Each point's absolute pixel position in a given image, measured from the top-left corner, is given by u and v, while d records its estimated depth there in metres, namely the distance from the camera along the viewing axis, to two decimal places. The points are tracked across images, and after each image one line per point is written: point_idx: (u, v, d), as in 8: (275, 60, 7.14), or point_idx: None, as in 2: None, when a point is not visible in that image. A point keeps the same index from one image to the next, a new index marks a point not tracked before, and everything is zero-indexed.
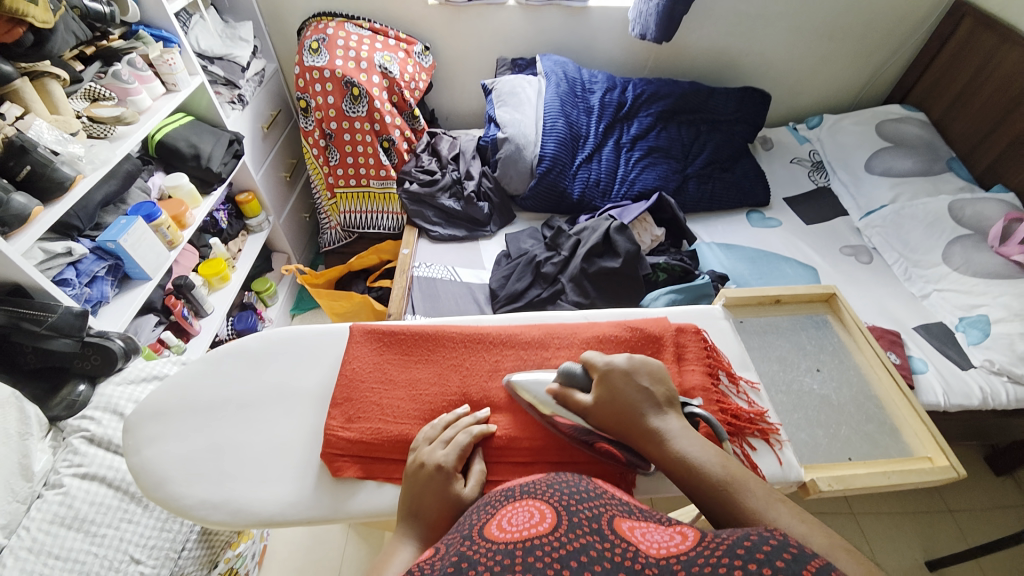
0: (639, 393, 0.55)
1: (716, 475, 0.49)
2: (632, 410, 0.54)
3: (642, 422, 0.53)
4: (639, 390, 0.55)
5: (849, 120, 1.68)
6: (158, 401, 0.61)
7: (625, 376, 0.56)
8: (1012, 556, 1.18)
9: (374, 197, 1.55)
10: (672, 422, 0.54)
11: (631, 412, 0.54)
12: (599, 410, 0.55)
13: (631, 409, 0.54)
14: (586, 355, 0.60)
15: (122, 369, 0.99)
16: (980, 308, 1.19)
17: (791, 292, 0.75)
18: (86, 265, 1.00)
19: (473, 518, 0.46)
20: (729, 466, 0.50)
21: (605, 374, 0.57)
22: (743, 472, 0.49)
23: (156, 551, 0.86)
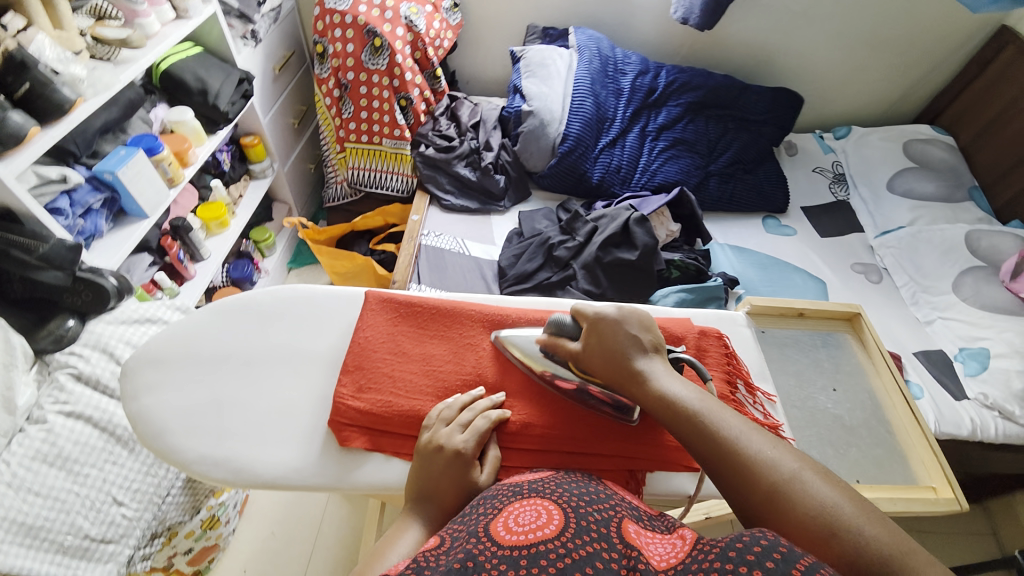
0: (626, 340, 0.56)
1: (695, 411, 0.51)
2: (619, 353, 0.55)
3: (629, 364, 0.55)
4: (628, 335, 0.56)
5: (878, 134, 1.64)
6: (157, 348, 0.58)
7: (616, 323, 0.57)
8: None
9: (386, 156, 1.48)
10: (657, 365, 0.55)
11: (619, 355, 0.55)
12: (587, 354, 0.57)
13: (618, 353, 0.55)
14: (578, 304, 0.60)
15: (115, 308, 0.95)
16: (982, 340, 1.20)
17: (815, 306, 0.74)
18: (80, 195, 0.95)
19: (478, 513, 0.44)
20: (707, 402, 0.52)
21: (595, 319, 0.58)
22: (720, 406, 0.52)
23: (139, 494, 0.84)
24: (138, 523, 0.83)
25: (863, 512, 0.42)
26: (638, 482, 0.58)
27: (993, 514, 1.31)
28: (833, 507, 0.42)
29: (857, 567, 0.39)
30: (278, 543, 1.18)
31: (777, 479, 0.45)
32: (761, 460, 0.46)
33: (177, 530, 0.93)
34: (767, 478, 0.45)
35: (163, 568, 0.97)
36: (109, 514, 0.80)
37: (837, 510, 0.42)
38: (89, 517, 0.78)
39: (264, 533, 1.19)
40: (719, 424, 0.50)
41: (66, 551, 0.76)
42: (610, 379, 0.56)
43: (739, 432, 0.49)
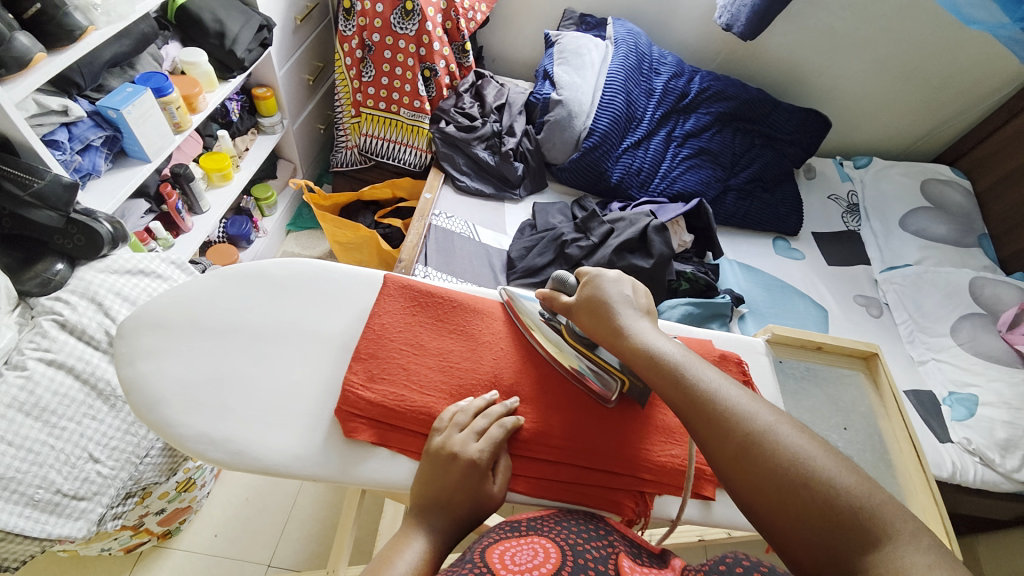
0: (619, 297, 0.56)
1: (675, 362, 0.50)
2: (610, 311, 0.56)
3: (616, 317, 0.55)
4: (620, 295, 0.57)
5: (898, 169, 1.63)
6: (158, 311, 0.54)
7: (612, 283, 0.58)
8: None
9: (402, 127, 1.43)
10: (645, 321, 0.55)
11: (608, 311, 0.56)
12: (580, 310, 0.57)
13: (608, 309, 0.56)
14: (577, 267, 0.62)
15: (107, 256, 0.91)
16: (971, 387, 1.21)
17: (835, 342, 0.74)
18: (80, 130, 0.90)
19: (474, 543, 0.42)
20: (690, 356, 0.51)
21: (593, 279, 0.58)
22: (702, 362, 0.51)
23: (116, 452, 0.80)
24: (112, 482, 0.80)
25: (835, 462, 0.42)
26: (647, 506, 0.56)
27: None
28: (804, 456, 0.42)
29: (824, 516, 0.39)
30: (252, 511, 1.16)
31: (752, 429, 0.44)
32: (735, 407, 0.46)
33: (151, 490, 0.90)
34: (741, 425, 0.44)
35: (133, 526, 0.94)
36: (83, 470, 0.77)
37: (807, 459, 0.42)
38: (62, 471, 0.75)
39: (238, 500, 1.17)
40: (698, 376, 0.49)
41: (38, 504, 0.73)
42: (597, 335, 0.56)
43: (718, 383, 0.48)
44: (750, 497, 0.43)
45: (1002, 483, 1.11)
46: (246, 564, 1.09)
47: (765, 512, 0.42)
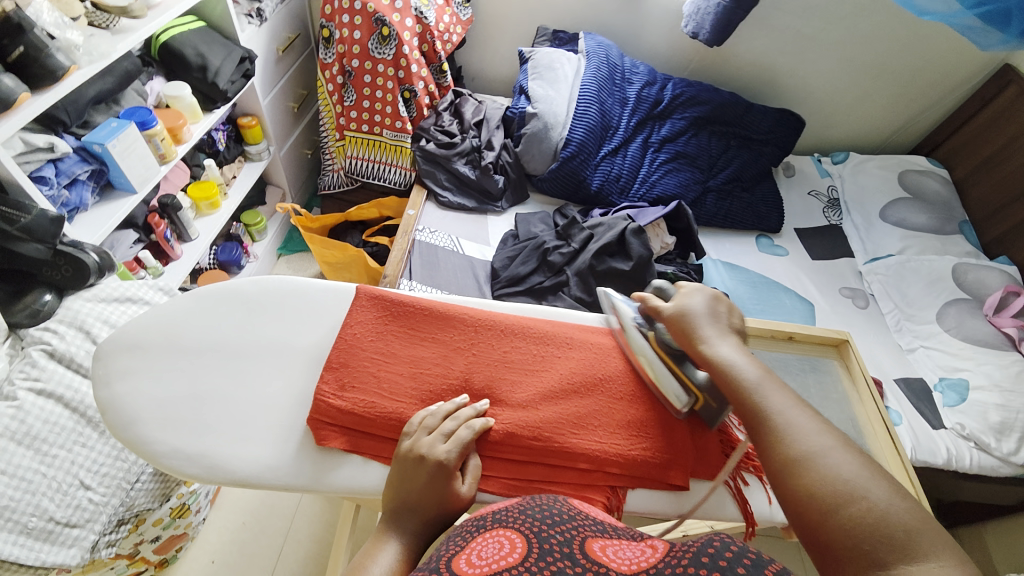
0: (709, 311, 0.58)
1: (750, 378, 0.52)
2: (701, 325, 0.56)
3: (702, 331, 0.56)
4: (710, 311, 0.58)
5: (875, 162, 1.66)
6: (135, 333, 0.56)
7: (708, 301, 0.59)
8: None
9: (385, 148, 1.47)
10: (734, 338, 0.56)
11: (698, 325, 0.57)
12: (670, 319, 0.58)
13: (699, 322, 0.57)
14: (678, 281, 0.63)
15: (95, 285, 0.93)
16: (961, 372, 1.21)
17: (804, 331, 0.79)
18: (67, 165, 0.94)
19: (441, 549, 0.42)
20: (769, 375, 0.52)
21: (689, 292, 0.60)
22: (779, 385, 0.52)
23: (107, 478, 0.81)
24: (104, 509, 0.81)
25: (890, 496, 0.42)
26: (619, 499, 0.57)
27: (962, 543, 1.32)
28: (855, 483, 0.43)
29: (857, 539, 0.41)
30: (249, 534, 1.16)
31: (808, 449, 0.46)
32: (804, 429, 0.47)
33: (144, 517, 0.90)
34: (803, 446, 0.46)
35: (128, 555, 0.94)
36: (75, 497, 0.78)
37: (857, 487, 0.43)
38: (55, 499, 0.76)
39: (235, 524, 1.17)
40: (771, 394, 0.50)
41: (31, 532, 0.74)
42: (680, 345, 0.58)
43: (792, 405, 0.49)
44: (790, 506, 0.45)
45: (1001, 467, 1.11)
46: None
47: (801, 525, 0.44)
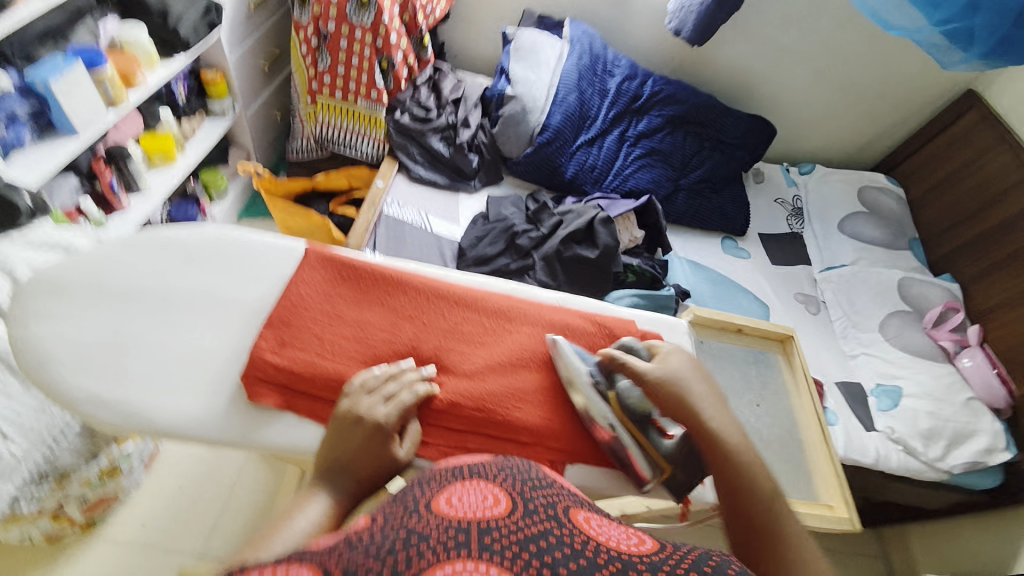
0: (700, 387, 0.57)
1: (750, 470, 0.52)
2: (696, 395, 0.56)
3: (695, 400, 0.56)
4: (700, 380, 0.58)
5: (838, 176, 1.71)
6: (57, 273, 0.56)
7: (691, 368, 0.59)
8: None
9: (359, 118, 1.42)
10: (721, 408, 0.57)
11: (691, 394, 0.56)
12: (664, 385, 0.56)
13: (693, 391, 0.56)
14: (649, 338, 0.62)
15: (28, 227, 0.88)
16: (896, 379, 1.28)
17: (753, 325, 0.84)
18: (6, 100, 0.89)
19: (414, 492, 0.37)
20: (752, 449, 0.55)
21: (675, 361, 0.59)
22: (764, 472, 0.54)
23: (28, 432, 0.77)
24: (25, 462, 0.77)
25: None
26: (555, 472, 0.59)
27: (884, 538, 1.41)
28: None
29: None
30: (187, 500, 1.12)
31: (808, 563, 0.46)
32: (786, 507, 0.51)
33: (69, 475, 0.85)
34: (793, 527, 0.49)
35: (52, 514, 0.89)
36: None
37: None
38: None
39: (172, 488, 1.13)
40: (761, 472, 0.53)
41: None
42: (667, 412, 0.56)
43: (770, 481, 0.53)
44: None
45: (926, 471, 1.17)
46: (177, 554, 1.05)
47: None
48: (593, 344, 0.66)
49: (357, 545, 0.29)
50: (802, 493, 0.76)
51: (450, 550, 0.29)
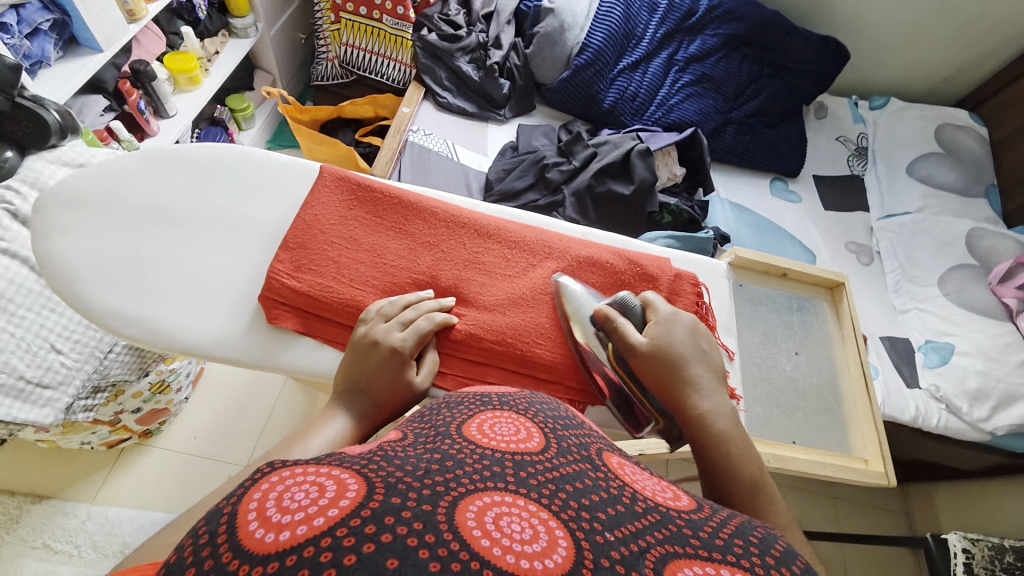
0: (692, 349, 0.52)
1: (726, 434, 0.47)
2: (689, 363, 0.51)
3: (686, 371, 0.51)
4: (700, 348, 0.53)
5: (914, 111, 1.50)
6: (74, 188, 0.56)
7: (690, 332, 0.54)
8: (884, 557, 1.28)
9: (384, 37, 1.33)
10: (716, 383, 0.52)
11: (684, 361, 0.51)
12: (653, 353, 0.52)
13: (685, 360, 0.51)
14: (648, 296, 0.57)
15: (58, 147, 0.88)
16: (949, 336, 1.18)
17: (800, 270, 0.81)
18: (28, 12, 0.85)
19: (445, 414, 0.36)
20: (742, 429, 0.48)
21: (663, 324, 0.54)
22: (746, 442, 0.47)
23: (79, 346, 0.81)
24: (77, 373, 0.81)
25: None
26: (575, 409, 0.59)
27: (910, 496, 1.38)
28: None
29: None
30: (230, 418, 1.20)
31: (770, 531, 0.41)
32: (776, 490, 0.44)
33: (122, 388, 0.91)
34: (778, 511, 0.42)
35: (110, 422, 0.97)
36: (46, 360, 0.78)
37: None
38: (24, 358, 0.76)
39: (216, 407, 1.21)
40: (750, 453, 0.46)
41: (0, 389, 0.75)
42: (654, 384, 0.51)
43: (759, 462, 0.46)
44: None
45: (967, 431, 1.09)
46: (224, 465, 1.15)
47: None
48: (621, 281, 0.64)
49: (389, 459, 0.28)
50: (837, 444, 0.76)
51: (484, 479, 0.27)
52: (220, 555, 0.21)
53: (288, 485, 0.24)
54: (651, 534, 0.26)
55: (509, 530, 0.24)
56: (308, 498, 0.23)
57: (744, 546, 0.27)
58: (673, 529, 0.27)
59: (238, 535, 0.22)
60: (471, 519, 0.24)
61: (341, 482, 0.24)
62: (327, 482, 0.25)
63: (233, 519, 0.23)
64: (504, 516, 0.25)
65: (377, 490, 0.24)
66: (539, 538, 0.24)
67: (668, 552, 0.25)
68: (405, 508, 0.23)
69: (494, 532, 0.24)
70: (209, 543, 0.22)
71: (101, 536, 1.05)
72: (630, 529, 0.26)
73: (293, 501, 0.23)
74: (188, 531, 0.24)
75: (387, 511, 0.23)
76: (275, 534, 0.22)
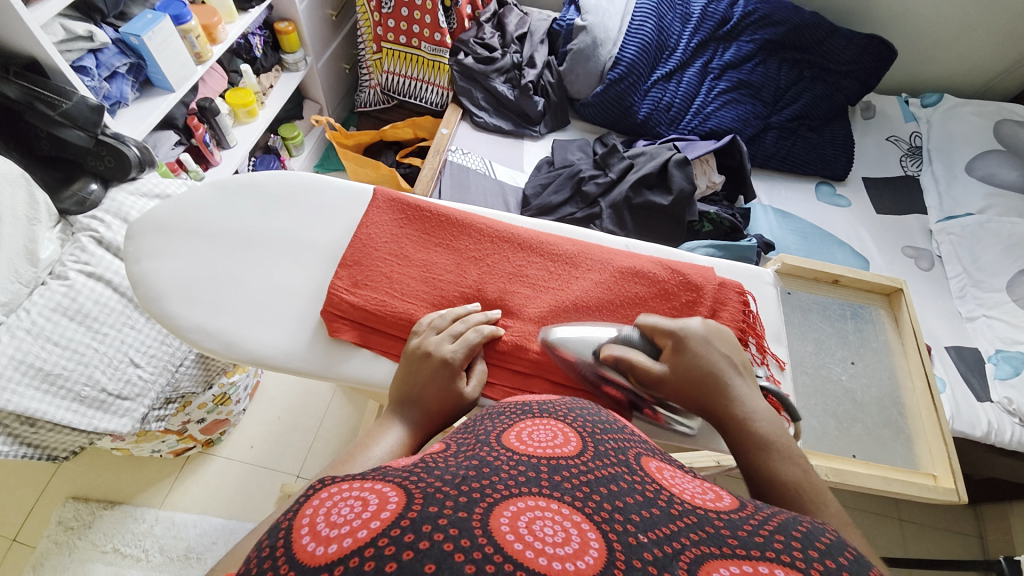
0: (718, 359, 0.52)
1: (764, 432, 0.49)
2: (713, 377, 0.51)
3: (718, 379, 0.51)
4: (720, 356, 0.53)
5: (971, 107, 1.42)
6: (160, 216, 0.62)
7: (705, 342, 0.53)
8: None
9: (422, 63, 1.39)
10: (744, 386, 0.52)
11: (707, 376, 0.51)
12: (673, 380, 0.52)
13: (708, 374, 0.51)
14: (647, 319, 0.55)
15: (137, 179, 0.98)
16: (1022, 345, 1.10)
17: (853, 277, 0.78)
18: (106, 57, 0.95)
19: (486, 424, 0.38)
20: (780, 427, 0.50)
21: (680, 342, 0.53)
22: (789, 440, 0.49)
23: (154, 359, 0.89)
24: (152, 386, 0.88)
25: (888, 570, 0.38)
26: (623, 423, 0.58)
27: (984, 517, 1.27)
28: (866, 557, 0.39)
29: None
30: (284, 428, 1.26)
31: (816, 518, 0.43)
32: (820, 481, 0.46)
33: (190, 399, 0.98)
34: (828, 510, 0.43)
35: (177, 431, 1.04)
36: (125, 373, 0.85)
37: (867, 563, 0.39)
38: (106, 372, 0.84)
39: (271, 417, 1.28)
40: (790, 453, 0.47)
41: (84, 400, 0.82)
42: (688, 395, 0.52)
43: (802, 458, 0.47)
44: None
45: None
46: (278, 474, 1.20)
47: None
48: (664, 291, 0.63)
49: (429, 470, 0.29)
50: (899, 458, 0.72)
51: (519, 485, 0.28)
52: (277, 566, 0.24)
53: (334, 501, 0.26)
54: (687, 535, 0.26)
55: (542, 534, 0.25)
56: (353, 513, 0.25)
57: (787, 543, 0.26)
58: (710, 531, 0.27)
59: (293, 548, 0.24)
60: (505, 524, 0.25)
61: (382, 495, 0.26)
62: (370, 495, 0.26)
63: (289, 534, 0.25)
64: (538, 520, 0.26)
65: (416, 500, 0.26)
66: (571, 540, 0.25)
67: (704, 552, 0.25)
68: (442, 514, 0.25)
69: (528, 536, 0.25)
70: (270, 556, 0.24)
71: (169, 539, 1.11)
72: (665, 531, 0.27)
73: (341, 516, 0.25)
74: (256, 544, 0.26)
75: (425, 519, 0.24)
76: (324, 547, 0.24)
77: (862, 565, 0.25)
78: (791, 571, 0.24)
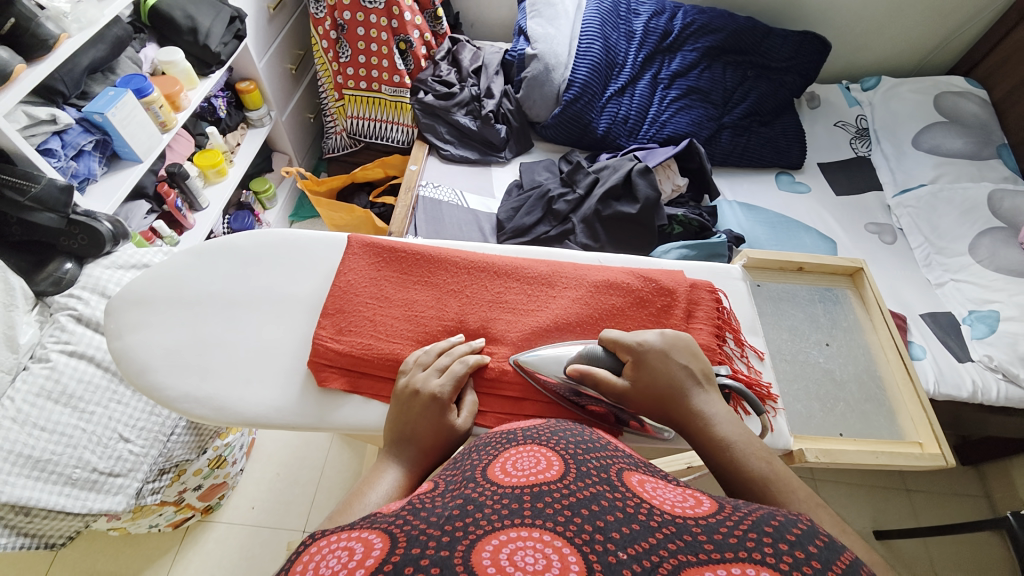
0: (678, 372, 0.54)
1: (729, 434, 0.50)
2: (674, 389, 0.53)
3: (679, 388, 0.53)
4: (678, 367, 0.54)
5: (907, 86, 1.50)
6: (139, 289, 0.63)
7: (663, 355, 0.55)
8: (969, 544, 1.20)
9: (385, 105, 1.43)
10: (703, 391, 0.54)
11: (668, 388, 0.53)
12: (636, 393, 0.53)
13: (669, 387, 0.53)
14: (609, 333, 0.57)
15: (112, 252, 0.99)
16: (992, 304, 1.14)
17: (815, 263, 0.82)
18: (71, 136, 0.96)
19: (472, 459, 0.39)
20: (742, 425, 0.51)
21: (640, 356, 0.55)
22: (752, 437, 0.50)
23: (144, 432, 0.86)
24: (145, 459, 0.86)
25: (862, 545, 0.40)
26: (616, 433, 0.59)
27: (987, 477, 1.30)
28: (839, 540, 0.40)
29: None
30: (284, 483, 1.24)
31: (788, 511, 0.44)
32: (787, 473, 0.47)
33: (184, 467, 0.96)
34: (795, 496, 0.45)
35: (175, 501, 1.01)
36: (116, 449, 0.84)
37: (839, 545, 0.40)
38: (96, 451, 0.82)
39: (271, 474, 1.26)
40: (755, 447, 0.49)
41: (75, 482, 0.80)
42: (654, 408, 0.53)
43: (765, 450, 0.49)
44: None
45: None
46: (282, 532, 1.18)
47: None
48: (639, 300, 0.66)
49: (415, 513, 0.30)
50: (886, 430, 0.74)
51: (502, 518, 0.29)
52: None
53: (321, 555, 0.27)
54: (665, 547, 0.28)
55: (522, 563, 0.26)
56: (338, 563, 0.26)
57: (758, 539, 0.28)
58: (688, 539, 0.28)
59: None
60: (487, 557, 0.26)
61: (368, 542, 0.27)
62: (357, 544, 0.27)
63: None
64: (520, 551, 0.27)
65: (400, 543, 0.27)
66: (552, 565, 0.26)
67: (682, 561, 0.27)
68: (424, 555, 0.26)
69: (508, 565, 0.26)
70: None
71: None
72: (643, 546, 0.28)
73: (327, 569, 0.26)
74: None
75: (408, 561, 0.25)
76: None
77: (832, 552, 0.27)
78: (760, 569, 0.26)
